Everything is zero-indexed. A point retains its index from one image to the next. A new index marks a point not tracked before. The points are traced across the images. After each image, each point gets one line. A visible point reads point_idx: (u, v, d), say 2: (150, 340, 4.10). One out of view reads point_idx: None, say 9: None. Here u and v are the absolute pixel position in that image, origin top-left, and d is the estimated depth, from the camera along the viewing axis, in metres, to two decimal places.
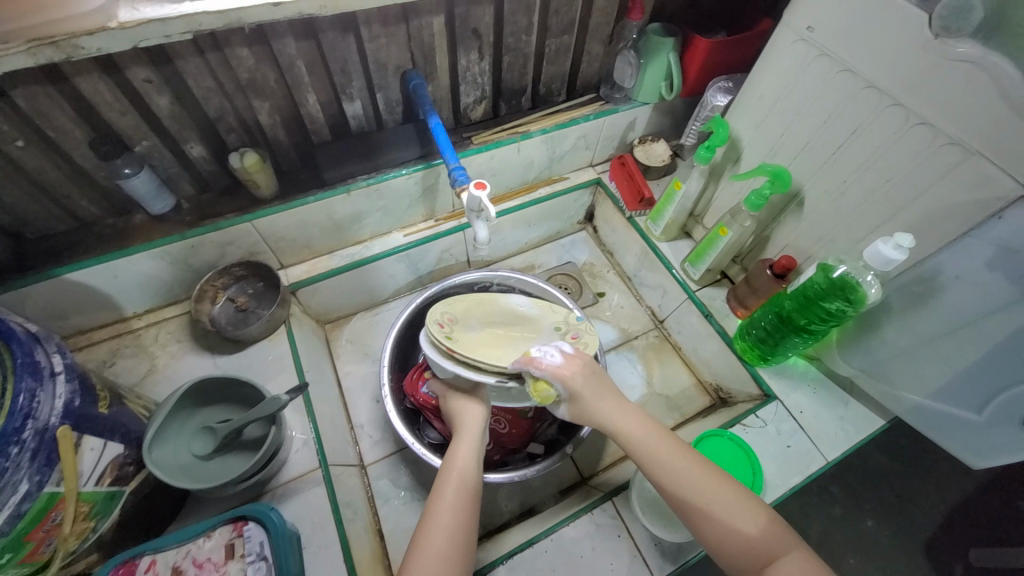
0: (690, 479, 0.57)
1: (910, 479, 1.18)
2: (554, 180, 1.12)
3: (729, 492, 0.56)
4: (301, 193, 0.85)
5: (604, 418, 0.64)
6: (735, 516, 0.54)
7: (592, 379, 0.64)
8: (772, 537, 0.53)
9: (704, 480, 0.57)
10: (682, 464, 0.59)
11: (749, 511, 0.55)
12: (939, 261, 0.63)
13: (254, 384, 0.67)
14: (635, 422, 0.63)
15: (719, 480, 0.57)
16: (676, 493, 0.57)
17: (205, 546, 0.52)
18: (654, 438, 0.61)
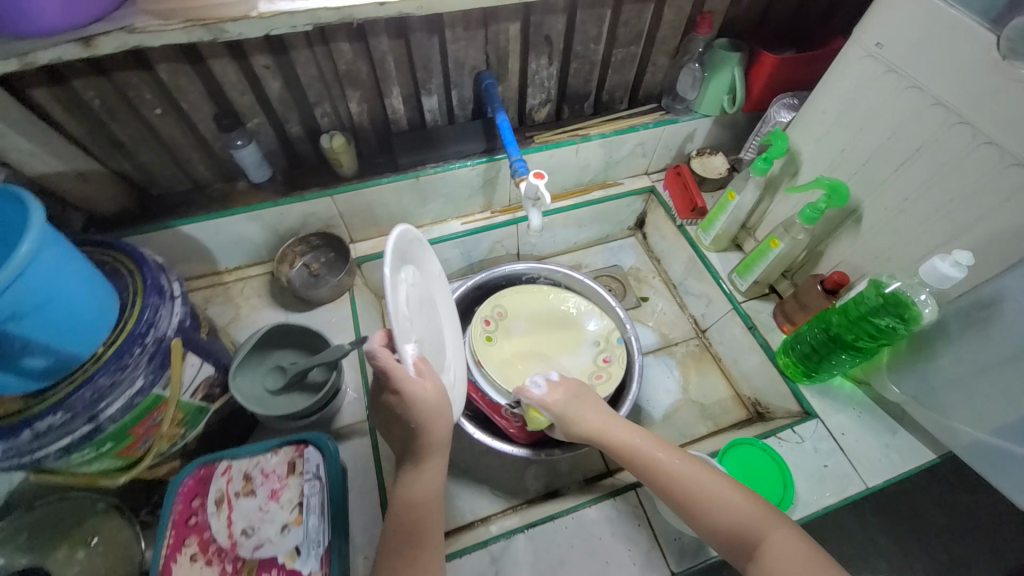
0: (672, 473, 0.62)
1: (970, 536, 1.09)
2: (609, 184, 1.15)
3: (719, 482, 0.60)
4: (376, 175, 0.95)
5: (593, 427, 0.70)
6: (724, 505, 0.58)
7: (576, 401, 0.74)
8: (757, 520, 0.56)
9: (692, 474, 0.61)
10: (670, 461, 0.63)
11: (731, 496, 0.58)
12: (1001, 286, 0.61)
13: (321, 335, 0.76)
14: (614, 426, 0.69)
15: (701, 468, 0.62)
16: (667, 489, 0.61)
17: (271, 460, 0.60)
18: (633, 439, 0.67)
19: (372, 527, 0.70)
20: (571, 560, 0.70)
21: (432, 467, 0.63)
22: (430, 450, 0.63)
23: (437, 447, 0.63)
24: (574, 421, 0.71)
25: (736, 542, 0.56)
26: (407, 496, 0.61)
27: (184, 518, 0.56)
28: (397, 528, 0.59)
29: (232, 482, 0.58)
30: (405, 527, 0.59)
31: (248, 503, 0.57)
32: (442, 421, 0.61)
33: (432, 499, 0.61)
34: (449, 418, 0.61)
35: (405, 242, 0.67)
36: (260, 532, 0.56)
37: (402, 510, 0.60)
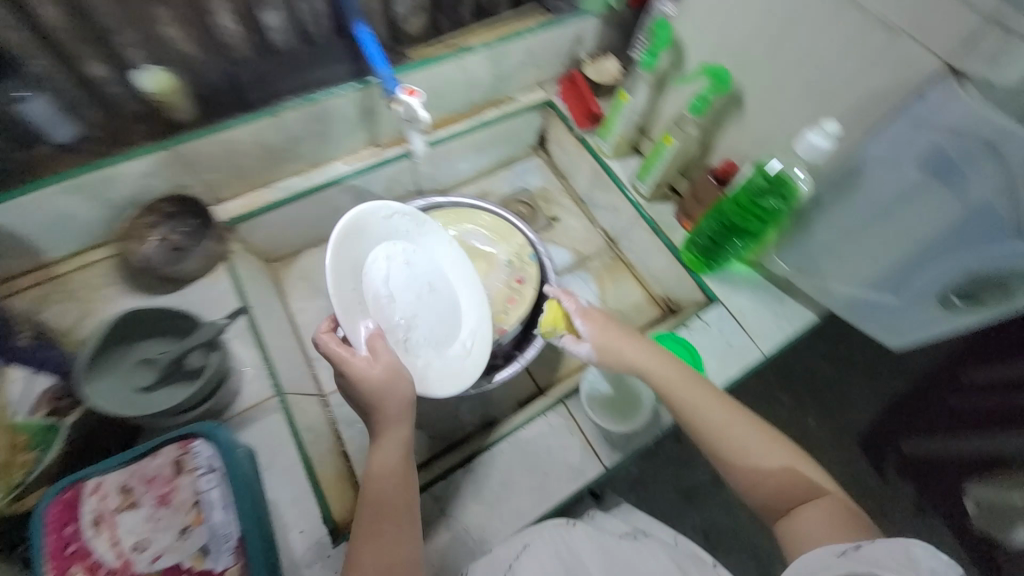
0: (722, 423, 0.60)
1: (848, 378, 1.28)
2: (503, 101, 1.07)
3: (768, 440, 0.59)
4: (224, 117, 0.79)
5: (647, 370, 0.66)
6: (768, 464, 0.58)
7: (616, 332, 0.71)
8: (797, 483, 0.57)
9: (742, 430, 0.60)
10: (721, 415, 0.61)
11: (777, 458, 0.58)
12: (863, 151, 0.65)
13: (189, 315, 0.67)
14: (662, 366, 0.66)
15: (750, 425, 0.60)
16: (713, 443, 0.60)
17: (152, 464, 0.52)
18: (685, 382, 0.64)
19: (303, 501, 0.66)
20: (512, 481, 0.71)
21: (396, 435, 0.62)
22: (392, 420, 0.62)
23: (399, 412, 0.62)
24: (607, 347, 0.70)
25: (773, 499, 0.57)
26: (375, 466, 0.61)
27: (61, 547, 0.48)
28: (369, 498, 0.58)
29: (107, 499, 0.50)
30: (375, 503, 0.58)
31: (133, 517, 0.50)
32: (405, 385, 0.63)
33: (396, 469, 0.61)
34: (408, 383, 0.63)
35: (383, 223, 0.70)
36: (155, 544, 0.49)
37: (372, 482, 0.60)
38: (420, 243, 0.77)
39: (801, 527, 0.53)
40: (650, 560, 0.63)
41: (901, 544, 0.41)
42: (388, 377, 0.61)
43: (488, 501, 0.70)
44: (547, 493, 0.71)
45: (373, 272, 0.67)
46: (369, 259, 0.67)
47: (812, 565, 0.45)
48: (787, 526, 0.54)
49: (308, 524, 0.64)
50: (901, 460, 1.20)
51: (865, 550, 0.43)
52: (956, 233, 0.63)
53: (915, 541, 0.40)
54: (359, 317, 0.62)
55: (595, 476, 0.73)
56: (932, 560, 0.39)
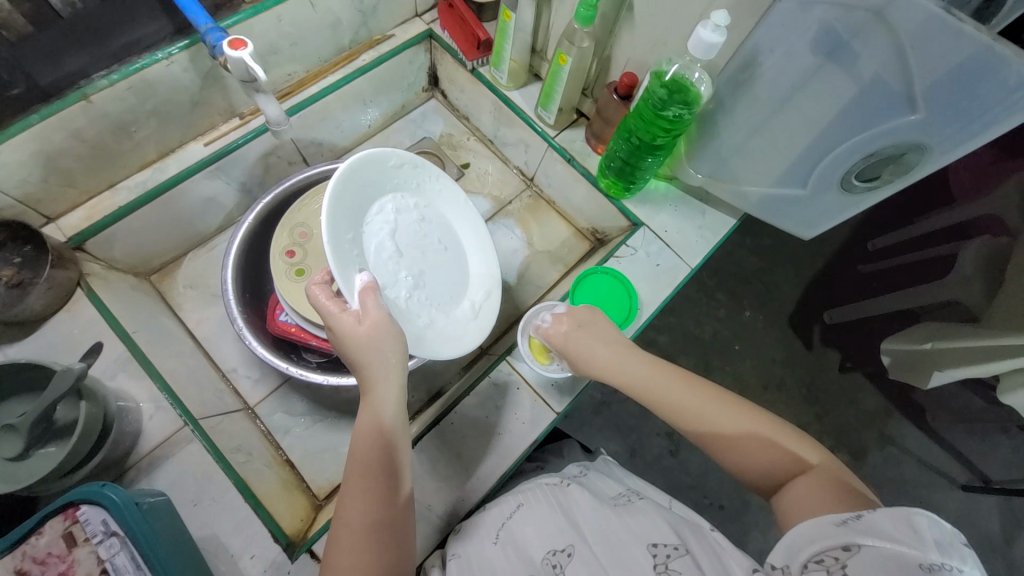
0: (698, 409, 0.59)
1: (772, 268, 1.35)
2: (377, 41, 0.93)
3: (750, 418, 0.57)
4: (18, 113, 0.63)
5: (619, 376, 0.66)
6: (757, 444, 0.55)
7: (581, 332, 0.70)
8: (786, 456, 0.54)
9: (722, 413, 0.58)
10: (701, 402, 0.60)
11: (759, 432, 0.56)
12: (755, 40, 0.61)
13: (40, 364, 0.55)
14: (632, 364, 0.66)
15: (731, 405, 0.58)
16: (699, 432, 0.59)
17: (39, 543, 0.45)
18: (656, 376, 0.64)
19: (246, 526, 0.61)
20: (467, 448, 0.70)
21: (381, 399, 0.58)
22: (381, 379, 0.58)
23: (386, 375, 0.58)
24: (587, 358, 0.68)
25: (768, 479, 0.54)
26: (361, 429, 0.56)
27: None
28: (354, 462, 0.54)
29: None
30: (357, 468, 0.54)
31: None
32: (395, 351, 0.58)
33: (380, 433, 0.56)
34: (398, 346, 0.58)
35: (387, 173, 0.69)
36: None
37: (356, 446, 0.55)
38: (424, 199, 0.76)
39: (787, 499, 0.50)
40: (641, 517, 0.59)
41: (904, 510, 0.40)
42: (374, 338, 0.57)
43: (447, 474, 0.69)
44: (504, 452, 0.70)
45: (371, 224, 0.65)
46: (372, 208, 0.67)
47: (811, 532, 0.43)
48: (782, 501, 0.51)
49: (258, 548, 0.60)
50: (825, 332, 1.32)
51: (870, 519, 0.41)
52: (848, 114, 0.62)
53: (917, 509, 0.40)
54: (352, 269, 0.59)
55: (549, 424, 0.73)
56: (936, 534, 0.38)
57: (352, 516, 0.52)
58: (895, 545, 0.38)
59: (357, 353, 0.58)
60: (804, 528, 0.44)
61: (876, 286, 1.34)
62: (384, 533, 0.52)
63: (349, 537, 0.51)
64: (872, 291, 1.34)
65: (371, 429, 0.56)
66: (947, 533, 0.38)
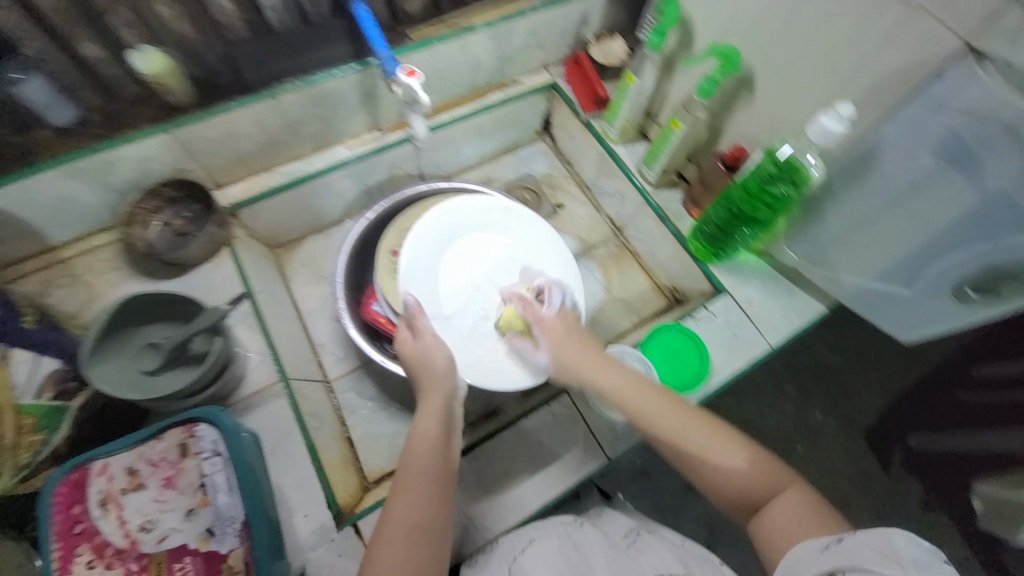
0: (683, 430, 0.58)
1: (855, 368, 1.27)
2: (506, 84, 1.04)
3: (735, 443, 0.57)
4: (222, 100, 0.78)
5: (604, 385, 0.64)
6: (735, 466, 0.56)
7: (572, 335, 0.70)
8: (765, 479, 0.55)
9: (704, 432, 0.57)
10: (684, 419, 0.59)
11: (740, 452, 0.57)
12: (878, 135, 0.62)
13: (192, 299, 0.66)
14: (615, 376, 0.64)
15: (714, 428, 0.58)
16: (679, 452, 0.57)
17: (157, 448, 0.53)
18: (642, 392, 0.62)
19: (308, 485, 0.66)
20: (515, 469, 0.72)
21: (434, 402, 0.64)
22: (432, 385, 0.66)
23: (437, 382, 0.66)
24: (567, 363, 0.68)
25: (744, 502, 0.55)
26: (419, 428, 0.61)
27: (68, 527, 0.49)
28: (409, 457, 0.58)
29: (115, 479, 0.51)
30: (409, 464, 0.58)
31: (139, 497, 0.51)
32: (441, 357, 0.68)
33: (431, 435, 0.60)
34: (443, 359, 0.67)
35: (475, 218, 0.84)
36: (160, 524, 0.50)
37: (411, 445, 0.60)
38: (517, 243, 0.85)
39: (771, 522, 0.52)
40: (654, 561, 0.63)
41: (881, 532, 0.44)
42: (423, 351, 0.68)
43: (491, 489, 0.71)
44: (549, 482, 0.71)
45: (450, 259, 0.81)
46: (458, 245, 0.82)
47: (805, 560, 0.47)
48: (761, 521, 0.53)
49: (313, 508, 0.65)
50: (908, 455, 1.19)
51: (845, 543, 0.45)
52: (965, 223, 0.61)
53: (894, 530, 0.44)
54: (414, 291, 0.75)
55: (598, 465, 0.73)
56: (910, 552, 0.42)
57: (402, 507, 0.54)
58: (876, 565, 0.42)
59: (415, 361, 0.68)
60: (793, 561, 0.47)
61: (988, 417, 1.19)
62: (428, 532, 0.53)
63: (398, 531, 0.52)
64: (970, 417, 1.20)
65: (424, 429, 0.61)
66: (924, 552, 0.43)
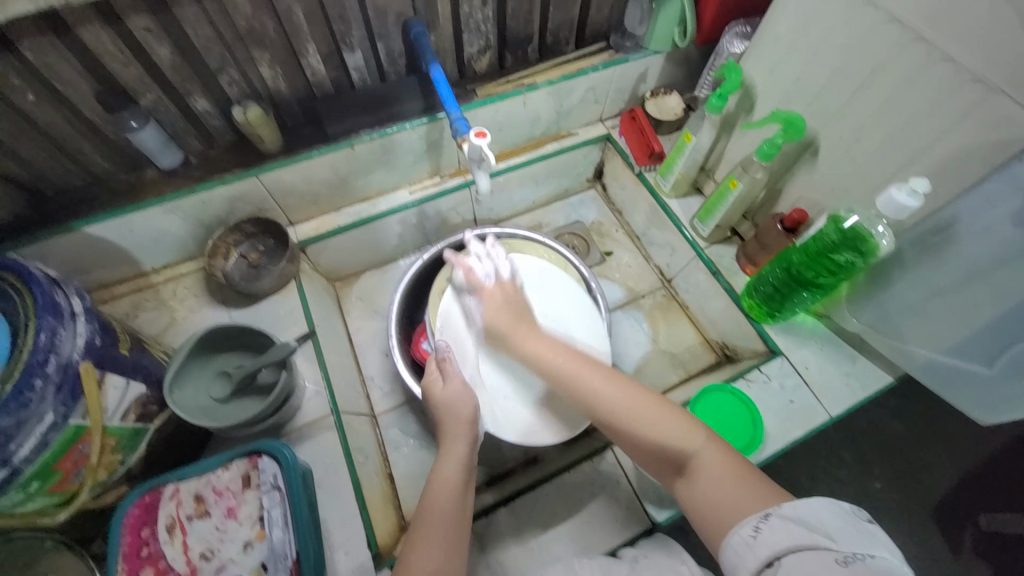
0: (612, 402, 0.59)
1: (922, 440, 1.17)
2: (562, 136, 1.08)
3: (665, 413, 0.56)
4: (304, 148, 0.85)
5: (538, 358, 0.66)
6: (660, 434, 0.55)
7: (510, 304, 0.72)
8: (696, 447, 0.53)
9: (627, 400, 0.58)
10: (606, 389, 0.60)
11: (673, 422, 0.55)
12: (954, 210, 0.60)
13: (265, 333, 0.71)
14: (549, 349, 0.66)
15: (647, 400, 0.58)
16: (605, 417, 0.59)
17: (223, 476, 0.56)
18: (573, 364, 0.64)
19: (350, 522, 0.67)
20: (554, 525, 0.70)
21: (458, 449, 0.65)
22: (456, 429, 0.67)
23: (461, 428, 0.67)
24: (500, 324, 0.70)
25: (675, 468, 0.54)
26: (439, 474, 0.62)
27: (135, 549, 0.52)
28: (431, 504, 0.58)
29: (182, 505, 0.55)
30: (433, 508, 0.58)
31: (203, 525, 0.54)
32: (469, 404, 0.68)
33: (453, 480, 0.61)
34: (471, 408, 0.68)
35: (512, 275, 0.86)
36: (221, 553, 0.52)
37: (432, 490, 0.60)
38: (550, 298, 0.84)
39: (700, 493, 0.50)
40: None
41: (798, 501, 0.45)
42: (451, 398, 0.69)
43: (529, 544, 0.69)
44: (589, 543, 0.69)
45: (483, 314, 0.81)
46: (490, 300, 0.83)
47: (739, 546, 0.45)
48: (691, 490, 0.51)
49: (353, 546, 0.66)
50: (982, 541, 1.08)
51: (770, 522, 0.44)
52: None
53: (806, 498, 0.45)
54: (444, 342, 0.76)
55: (640, 531, 0.70)
56: (835, 523, 0.42)
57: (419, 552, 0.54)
58: (811, 547, 0.41)
59: (441, 406, 0.69)
60: (728, 556, 0.45)
61: None
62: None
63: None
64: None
65: (446, 473, 0.62)
66: (848, 517, 0.43)
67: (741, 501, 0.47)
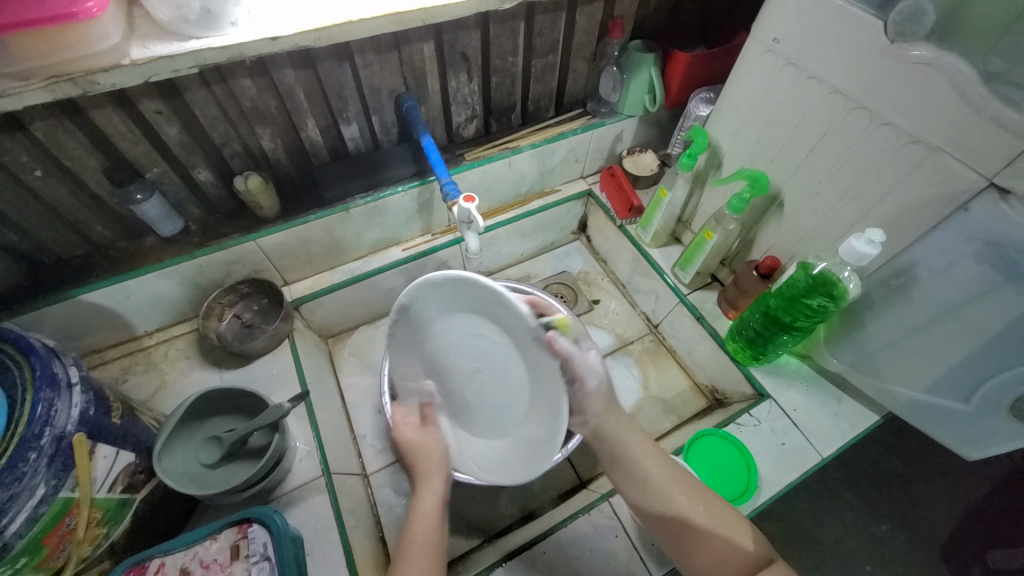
0: (685, 501, 0.61)
1: (921, 478, 1.16)
2: (547, 192, 1.15)
3: (726, 520, 0.59)
4: (302, 212, 0.89)
5: (623, 448, 0.66)
6: (730, 538, 0.58)
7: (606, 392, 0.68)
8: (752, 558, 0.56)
9: (709, 500, 0.61)
10: (690, 499, 0.61)
11: (738, 529, 0.59)
12: (914, 254, 0.66)
13: (259, 394, 0.72)
14: (638, 442, 0.66)
15: (723, 510, 0.61)
16: (672, 521, 0.60)
17: (210, 549, 0.56)
18: (648, 453, 0.66)
19: None
20: None
21: (432, 489, 0.68)
22: (430, 468, 0.69)
23: (435, 469, 0.69)
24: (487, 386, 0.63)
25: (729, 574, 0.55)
26: (418, 512, 0.66)
27: None
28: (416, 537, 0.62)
29: None
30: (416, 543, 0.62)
31: None
32: (439, 443, 0.71)
33: (431, 517, 0.66)
34: (440, 452, 0.70)
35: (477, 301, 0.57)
36: None
37: (415, 525, 0.65)
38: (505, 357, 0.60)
39: None
40: None
41: None
42: (421, 441, 0.71)
43: None
44: None
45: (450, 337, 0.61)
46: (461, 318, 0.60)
47: None
48: None
49: None
50: None
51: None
52: (1005, 342, 0.61)
53: None
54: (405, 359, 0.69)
55: None
56: None
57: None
58: None
59: (416, 447, 0.71)
60: None
61: None
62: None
63: None
64: None
65: (428, 510, 0.66)
66: None
67: None
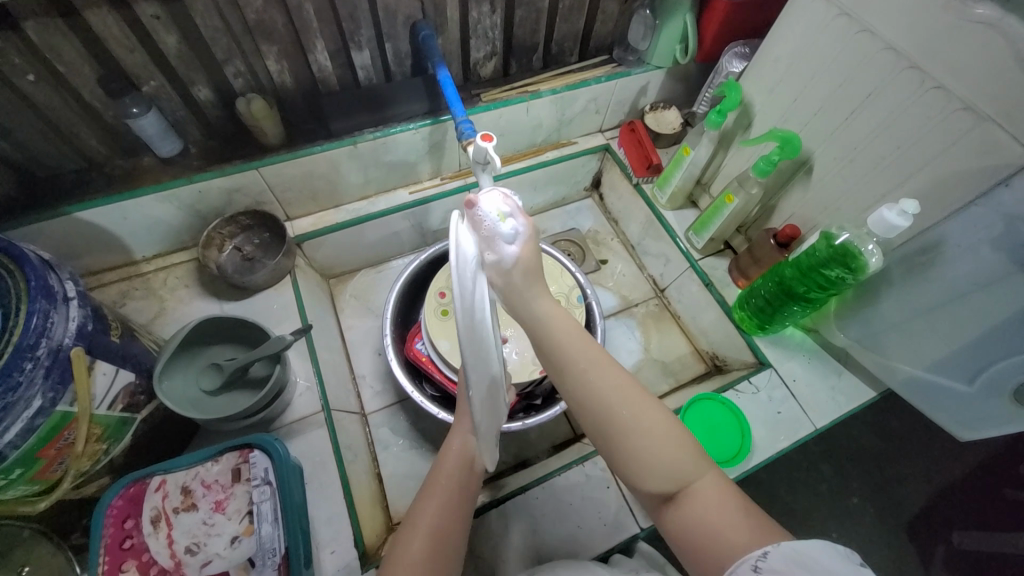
0: (604, 393, 0.49)
1: (899, 456, 1.19)
2: (563, 144, 1.10)
3: (649, 408, 0.49)
4: (308, 143, 0.84)
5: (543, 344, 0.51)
6: (662, 450, 0.47)
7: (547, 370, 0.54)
8: (688, 459, 0.47)
9: (625, 393, 0.49)
10: (611, 389, 0.49)
11: (670, 434, 0.48)
12: (943, 230, 0.63)
13: (260, 325, 0.71)
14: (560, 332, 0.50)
15: (652, 403, 0.49)
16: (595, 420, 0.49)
17: (212, 469, 0.57)
18: (568, 344, 0.50)
19: (337, 521, 0.66)
20: (544, 528, 0.70)
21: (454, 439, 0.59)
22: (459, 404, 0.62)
23: (464, 406, 0.61)
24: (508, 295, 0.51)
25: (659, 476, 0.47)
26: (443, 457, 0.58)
27: (118, 541, 0.52)
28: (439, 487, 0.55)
29: (168, 498, 0.55)
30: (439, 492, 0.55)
31: (189, 518, 0.54)
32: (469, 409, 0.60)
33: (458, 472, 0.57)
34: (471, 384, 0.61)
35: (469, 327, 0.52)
36: (208, 547, 0.53)
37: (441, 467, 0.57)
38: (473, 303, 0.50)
39: (694, 516, 0.45)
40: None
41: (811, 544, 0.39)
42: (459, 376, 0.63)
43: (520, 548, 0.69)
44: (579, 547, 0.68)
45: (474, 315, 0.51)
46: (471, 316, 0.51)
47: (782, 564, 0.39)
48: (676, 509, 0.46)
49: (340, 545, 0.64)
50: (951, 557, 1.09)
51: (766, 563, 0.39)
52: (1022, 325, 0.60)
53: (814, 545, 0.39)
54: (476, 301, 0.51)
55: (630, 536, 0.69)
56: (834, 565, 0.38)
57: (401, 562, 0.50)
58: None
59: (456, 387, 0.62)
60: None
61: None
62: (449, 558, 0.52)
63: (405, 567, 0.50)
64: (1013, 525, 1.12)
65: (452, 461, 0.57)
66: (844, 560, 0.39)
67: (735, 533, 0.42)
